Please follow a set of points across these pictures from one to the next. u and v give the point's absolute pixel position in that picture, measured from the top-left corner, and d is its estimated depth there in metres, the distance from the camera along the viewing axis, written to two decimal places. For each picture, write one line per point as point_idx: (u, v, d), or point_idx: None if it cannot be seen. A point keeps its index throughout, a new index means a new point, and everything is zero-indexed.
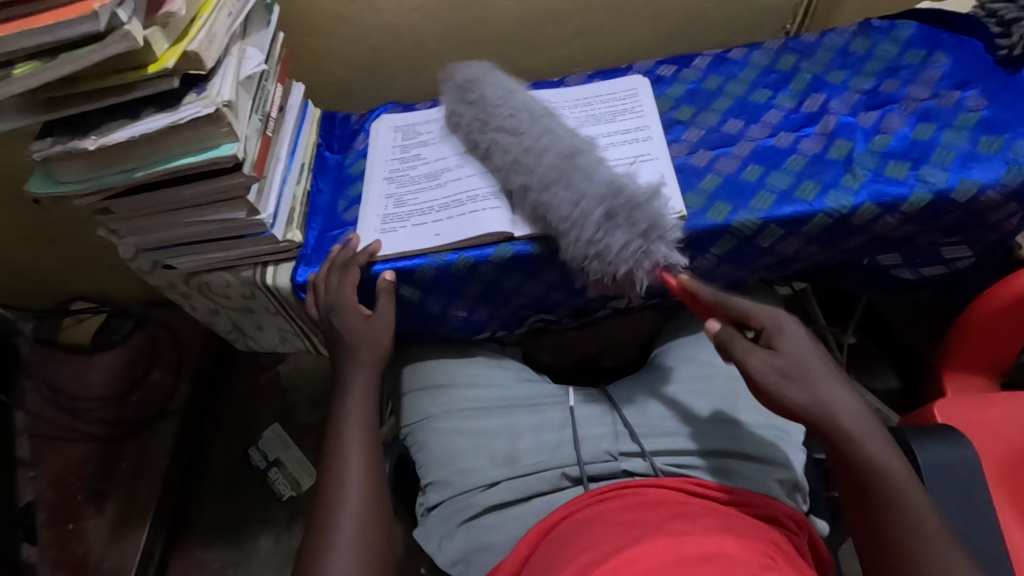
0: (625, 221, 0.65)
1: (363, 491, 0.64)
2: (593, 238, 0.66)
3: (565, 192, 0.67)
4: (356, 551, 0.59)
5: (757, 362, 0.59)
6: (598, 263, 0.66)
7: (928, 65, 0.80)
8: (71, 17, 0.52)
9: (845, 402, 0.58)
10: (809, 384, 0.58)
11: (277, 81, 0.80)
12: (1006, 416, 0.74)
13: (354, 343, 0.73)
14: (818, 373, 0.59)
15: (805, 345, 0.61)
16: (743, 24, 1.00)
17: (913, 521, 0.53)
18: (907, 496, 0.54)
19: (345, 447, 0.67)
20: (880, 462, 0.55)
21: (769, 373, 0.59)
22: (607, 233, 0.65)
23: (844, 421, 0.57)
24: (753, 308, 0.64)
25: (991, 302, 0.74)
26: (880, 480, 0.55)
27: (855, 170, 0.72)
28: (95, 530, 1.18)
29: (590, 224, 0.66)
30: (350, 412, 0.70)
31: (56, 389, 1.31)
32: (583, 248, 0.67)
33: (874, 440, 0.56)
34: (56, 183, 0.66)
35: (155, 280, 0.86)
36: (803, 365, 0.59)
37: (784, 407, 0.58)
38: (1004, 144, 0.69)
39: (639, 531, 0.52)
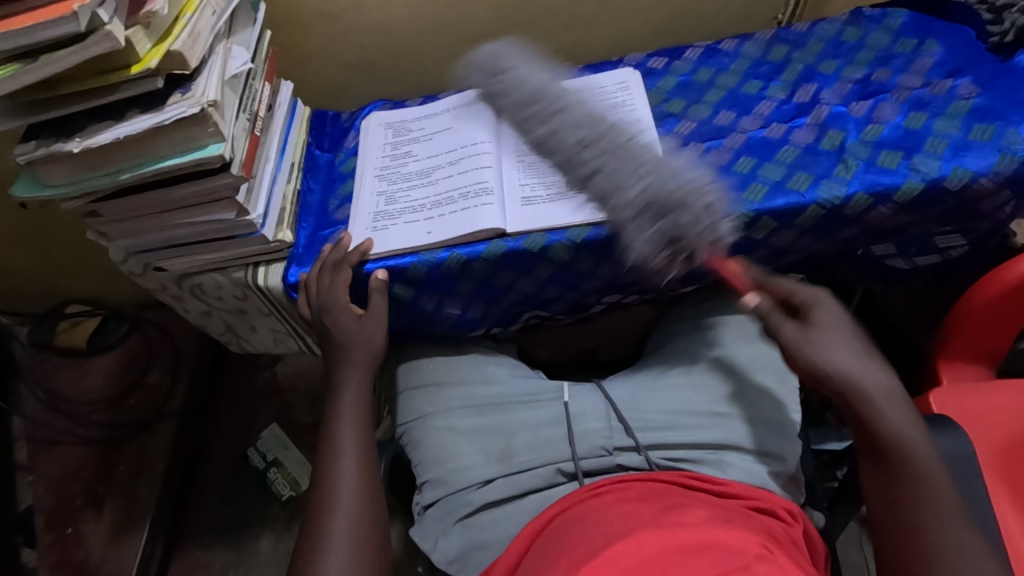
0: (716, 187, 0.68)
1: (357, 490, 0.64)
2: (685, 185, 0.66)
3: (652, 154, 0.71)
4: (349, 551, 0.59)
5: (784, 328, 0.64)
6: (684, 213, 0.65)
7: (920, 53, 0.79)
8: (48, 17, 0.51)
9: (873, 376, 0.59)
10: (832, 351, 0.61)
11: (264, 80, 0.79)
12: (1000, 406, 0.74)
13: (348, 344, 0.73)
14: (843, 345, 0.61)
15: (837, 319, 0.63)
16: (733, 15, 1.00)
17: (928, 495, 0.54)
18: (923, 469, 0.55)
19: (339, 446, 0.67)
20: (903, 435, 0.56)
21: (798, 337, 0.62)
22: (693, 185, 0.67)
23: (869, 391, 0.58)
24: (796, 285, 0.66)
25: (987, 290, 0.74)
26: (898, 449, 0.56)
27: (848, 160, 0.71)
28: (95, 533, 1.17)
29: (684, 179, 0.67)
30: (343, 411, 0.69)
31: (53, 393, 1.30)
32: (669, 194, 0.65)
33: (898, 412, 0.58)
34: (42, 187, 0.66)
35: (147, 283, 0.86)
36: (830, 339, 0.61)
37: (805, 367, 0.61)
38: (996, 132, 0.68)
39: (634, 524, 0.52)
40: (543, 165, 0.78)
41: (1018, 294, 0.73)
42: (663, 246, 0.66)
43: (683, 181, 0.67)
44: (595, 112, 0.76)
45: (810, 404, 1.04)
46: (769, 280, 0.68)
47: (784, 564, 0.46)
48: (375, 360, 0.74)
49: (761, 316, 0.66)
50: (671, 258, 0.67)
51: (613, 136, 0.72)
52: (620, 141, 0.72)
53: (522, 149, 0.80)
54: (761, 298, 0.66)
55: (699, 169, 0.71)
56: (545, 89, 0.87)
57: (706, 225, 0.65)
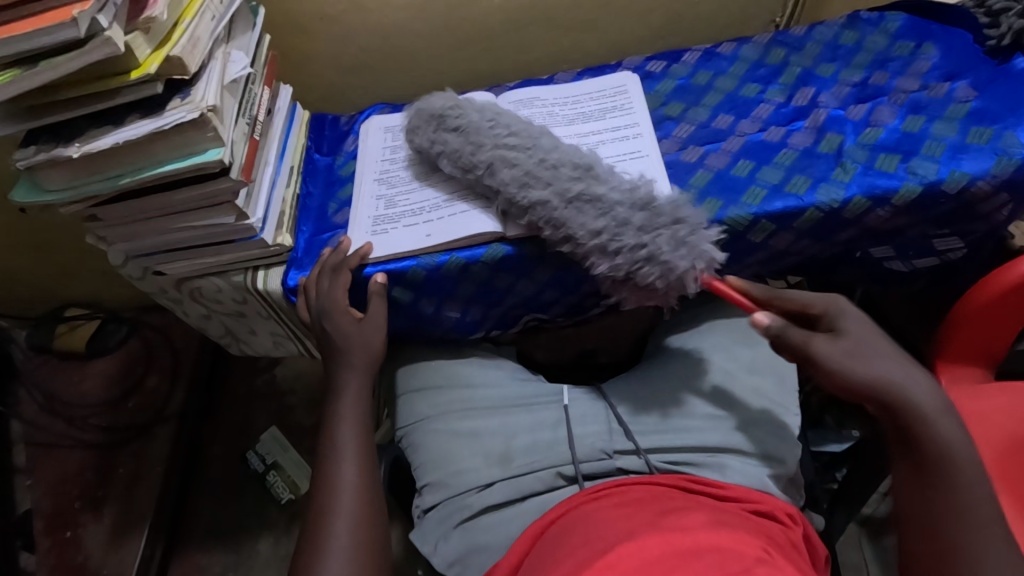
0: (673, 219, 0.64)
1: (358, 493, 0.64)
2: (638, 221, 0.64)
3: (598, 199, 0.66)
4: (349, 555, 0.59)
5: (818, 343, 0.62)
6: (647, 268, 0.64)
7: (917, 57, 0.79)
8: (49, 23, 0.51)
9: (922, 384, 0.60)
10: (883, 357, 0.61)
11: (264, 84, 0.80)
12: (998, 407, 0.75)
13: (349, 346, 0.73)
14: (890, 350, 0.61)
15: (867, 329, 0.63)
16: (731, 18, 1.00)
17: (974, 503, 0.55)
18: (969, 478, 0.56)
19: (339, 449, 0.67)
20: (951, 445, 0.57)
21: (835, 351, 0.62)
22: (643, 234, 0.64)
23: (918, 400, 0.59)
24: (811, 297, 0.65)
25: (986, 291, 0.74)
26: (942, 458, 0.57)
27: (846, 163, 0.71)
28: (94, 536, 1.17)
29: (626, 230, 0.64)
30: (344, 415, 0.69)
31: (51, 396, 1.30)
32: (629, 253, 0.64)
33: (946, 421, 0.58)
34: (41, 191, 0.66)
35: (146, 286, 0.86)
36: (865, 347, 0.62)
37: (840, 379, 0.61)
38: (993, 135, 0.69)
39: (635, 527, 0.52)
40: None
41: (1017, 295, 0.73)
42: (637, 291, 0.68)
43: (632, 233, 0.64)
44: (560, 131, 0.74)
45: (809, 406, 1.04)
46: (778, 295, 0.67)
47: (784, 567, 0.46)
48: (375, 363, 0.74)
49: (774, 335, 0.64)
50: (648, 297, 0.69)
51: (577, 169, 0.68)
52: (578, 172, 0.68)
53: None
54: (771, 316, 0.64)
55: (650, 201, 0.66)
56: (544, 91, 0.87)
57: (668, 274, 0.64)
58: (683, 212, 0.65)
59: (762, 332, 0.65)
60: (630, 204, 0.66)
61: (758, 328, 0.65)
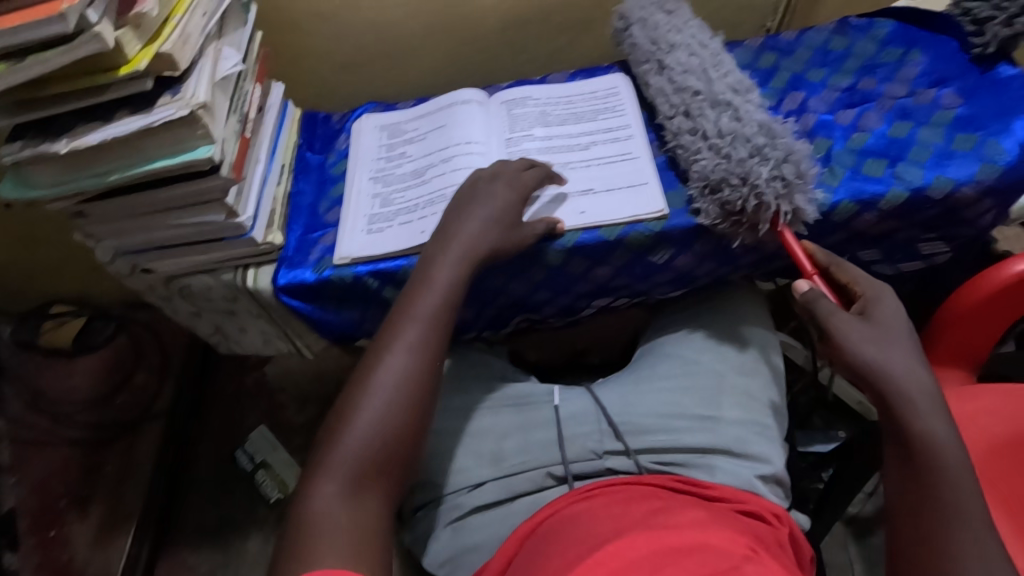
0: (778, 154, 0.67)
1: (403, 383, 0.57)
2: (741, 153, 0.67)
3: (729, 120, 0.71)
4: (371, 440, 0.54)
5: (852, 327, 0.63)
6: (734, 187, 0.67)
7: (905, 63, 0.80)
8: (37, 18, 0.50)
9: (917, 380, 0.61)
10: (886, 350, 0.62)
11: (255, 81, 0.79)
12: (982, 407, 0.76)
13: (451, 238, 0.67)
14: (892, 344, 0.63)
15: (899, 316, 0.65)
16: (723, 21, 1.01)
17: (955, 499, 0.56)
18: (954, 478, 0.57)
19: (402, 333, 0.60)
20: (937, 441, 0.59)
21: (857, 327, 0.64)
22: (760, 158, 0.67)
23: (912, 394, 0.60)
24: (860, 275, 0.68)
25: (971, 294, 0.75)
26: (931, 455, 0.58)
27: (835, 168, 0.72)
28: (80, 535, 1.16)
29: (745, 150, 0.68)
30: (420, 309, 0.62)
31: (38, 393, 1.29)
32: (727, 168, 0.67)
33: (937, 419, 0.60)
34: (28, 188, 0.65)
35: (134, 284, 0.84)
36: (887, 334, 0.63)
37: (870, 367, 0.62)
38: (978, 141, 0.70)
39: (623, 526, 0.52)
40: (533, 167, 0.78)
41: (1002, 298, 0.75)
42: (722, 214, 0.69)
43: (741, 152, 0.68)
44: (700, 67, 0.76)
45: (797, 405, 1.05)
46: (836, 263, 0.70)
47: (768, 563, 0.47)
48: (473, 263, 0.66)
49: (809, 303, 0.66)
50: (734, 226, 0.70)
51: (704, 107, 0.73)
52: (699, 111, 0.73)
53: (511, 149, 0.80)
54: (812, 285, 0.68)
55: (775, 129, 0.69)
56: (536, 92, 0.87)
57: (762, 196, 0.66)
58: (790, 145, 0.68)
59: (801, 299, 0.68)
60: (755, 128, 0.69)
61: (795, 294, 0.68)
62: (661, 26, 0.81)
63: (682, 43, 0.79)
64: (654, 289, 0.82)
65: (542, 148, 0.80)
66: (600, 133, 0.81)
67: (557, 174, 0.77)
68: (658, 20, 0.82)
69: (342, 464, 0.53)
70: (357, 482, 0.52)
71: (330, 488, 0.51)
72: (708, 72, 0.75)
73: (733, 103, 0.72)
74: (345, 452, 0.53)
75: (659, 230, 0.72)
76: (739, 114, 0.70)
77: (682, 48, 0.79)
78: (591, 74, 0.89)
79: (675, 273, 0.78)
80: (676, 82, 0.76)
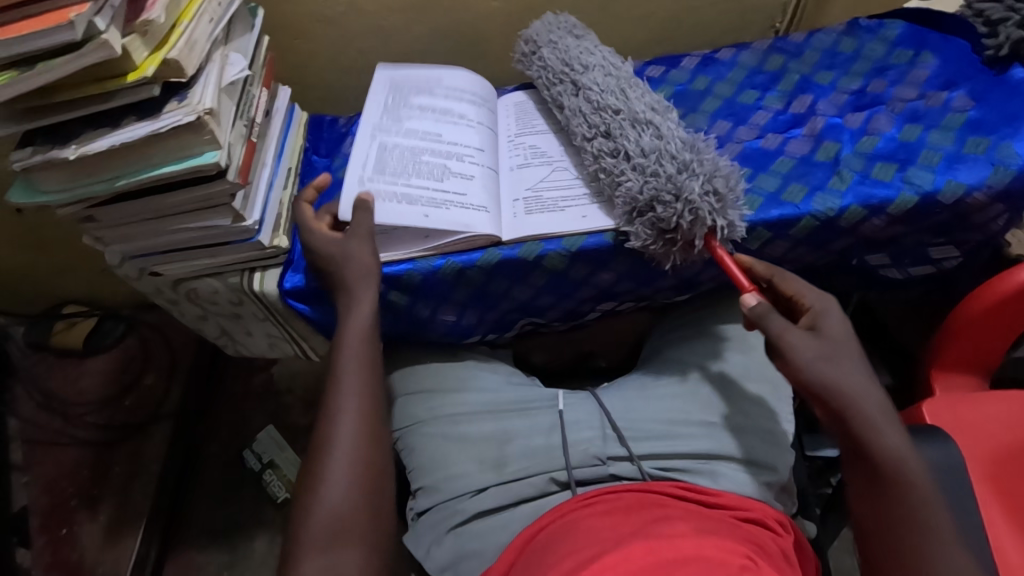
0: (703, 170, 0.67)
1: (358, 438, 0.61)
2: (671, 170, 0.66)
3: (651, 137, 0.70)
4: (342, 498, 0.57)
5: (800, 339, 0.62)
6: (668, 204, 0.65)
7: (916, 65, 0.79)
8: (46, 27, 0.51)
9: (871, 396, 0.60)
10: (841, 369, 0.60)
11: (262, 86, 0.79)
12: (997, 416, 0.74)
13: (362, 284, 0.69)
14: (846, 364, 0.61)
15: (847, 331, 0.63)
16: (731, 23, 1.00)
17: (923, 515, 0.55)
18: (919, 491, 0.56)
19: (339, 392, 0.64)
20: (900, 455, 0.57)
21: (813, 350, 0.61)
22: (689, 173, 0.67)
23: (868, 410, 0.59)
24: (804, 288, 0.67)
25: (980, 301, 0.74)
26: (896, 471, 0.57)
27: (752, 195, 0.72)
28: (89, 534, 1.17)
29: (672, 166, 0.67)
30: (344, 371, 0.65)
31: (48, 393, 1.30)
32: (658, 185, 0.66)
33: (896, 433, 0.58)
34: (38, 192, 0.66)
35: (142, 287, 0.85)
36: (840, 352, 0.61)
37: (819, 383, 0.60)
38: (990, 145, 0.69)
39: (622, 535, 0.52)
40: (419, 184, 0.75)
41: (1014, 304, 0.73)
42: (655, 234, 0.68)
43: (670, 166, 0.67)
44: (613, 86, 0.76)
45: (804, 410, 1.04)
46: (778, 274, 0.68)
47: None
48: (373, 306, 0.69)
49: (759, 319, 0.63)
50: (667, 244, 0.69)
51: (621, 124, 0.72)
52: (618, 130, 0.72)
53: (383, 170, 0.76)
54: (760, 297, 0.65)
55: (699, 146, 0.69)
56: (375, 111, 0.83)
57: (697, 210, 0.65)
58: (716, 161, 0.68)
59: (748, 314, 0.65)
60: (679, 145, 0.69)
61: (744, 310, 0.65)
62: (572, 48, 0.81)
63: (597, 63, 0.79)
64: (658, 294, 0.82)
65: (411, 161, 0.77)
66: None
67: (444, 178, 0.75)
68: (564, 44, 0.82)
69: (318, 527, 0.56)
70: (333, 541, 0.55)
71: (312, 558, 0.54)
72: (625, 91, 0.75)
73: (653, 120, 0.71)
74: (322, 517, 0.56)
75: None
76: (661, 132, 0.70)
77: (596, 66, 0.78)
78: (422, 72, 0.89)
79: (680, 277, 0.78)
80: (593, 100, 0.75)
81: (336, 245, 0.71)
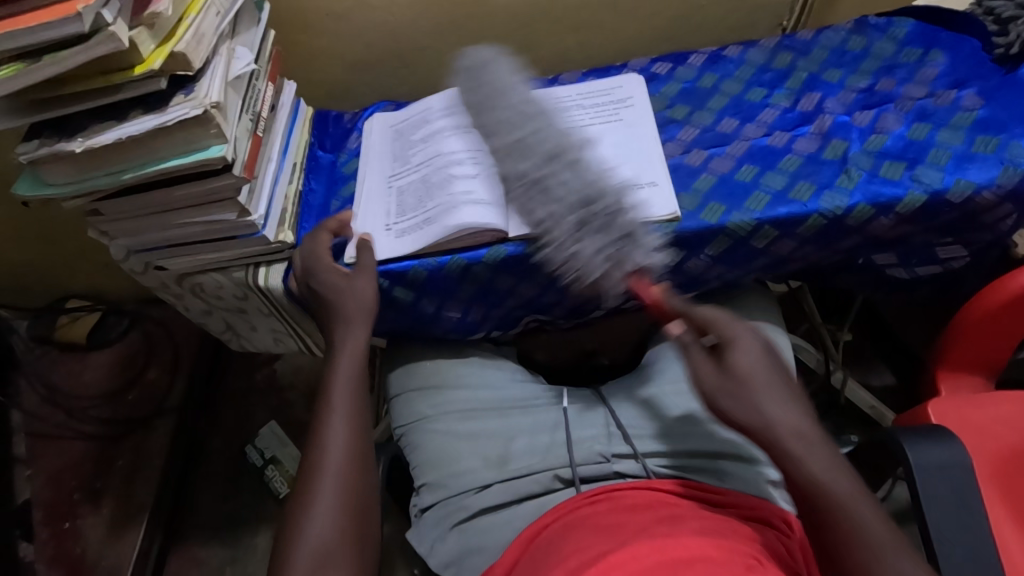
0: (598, 230, 0.68)
1: (342, 468, 0.59)
2: (564, 236, 0.69)
3: (545, 194, 0.70)
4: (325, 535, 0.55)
5: (702, 372, 0.58)
6: (569, 270, 0.70)
7: (925, 64, 0.79)
8: (54, 19, 0.51)
9: (786, 422, 0.54)
10: (746, 400, 0.55)
11: (268, 80, 0.79)
12: (1002, 418, 0.73)
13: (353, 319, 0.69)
14: (756, 392, 0.55)
15: (756, 356, 0.57)
16: (739, 20, 1.00)
17: (861, 544, 0.49)
18: (855, 517, 0.50)
19: (329, 419, 0.62)
20: (821, 482, 0.51)
21: (717, 385, 0.57)
22: (584, 235, 0.68)
23: (780, 438, 0.53)
24: (715, 315, 0.61)
25: (987, 301, 0.74)
26: (825, 499, 0.51)
27: (760, 192, 0.72)
28: (92, 527, 1.17)
29: (564, 231, 0.69)
30: (336, 400, 0.64)
31: (51, 387, 1.30)
32: (557, 252, 0.70)
33: (818, 459, 0.52)
34: (44, 185, 0.66)
35: (147, 281, 0.85)
36: (748, 382, 0.56)
37: (723, 418, 0.57)
38: (1000, 144, 0.68)
39: (628, 534, 0.51)
40: (433, 207, 0.76)
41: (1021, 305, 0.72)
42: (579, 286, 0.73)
43: (566, 227, 0.69)
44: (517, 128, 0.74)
45: None
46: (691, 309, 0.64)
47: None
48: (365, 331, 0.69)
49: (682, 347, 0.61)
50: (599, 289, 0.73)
51: (522, 176, 0.72)
52: (518, 187, 0.72)
53: (403, 211, 0.78)
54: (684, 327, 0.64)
55: (595, 195, 0.68)
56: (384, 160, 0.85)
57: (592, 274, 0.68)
58: (613, 213, 0.68)
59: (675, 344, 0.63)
60: (573, 201, 0.69)
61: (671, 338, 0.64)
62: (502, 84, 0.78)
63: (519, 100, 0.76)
64: None
65: (424, 192, 0.78)
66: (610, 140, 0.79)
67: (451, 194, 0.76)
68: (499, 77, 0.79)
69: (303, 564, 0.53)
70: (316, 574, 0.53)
71: None
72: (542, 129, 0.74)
73: (547, 172, 0.70)
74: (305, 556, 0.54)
75: (670, 232, 0.72)
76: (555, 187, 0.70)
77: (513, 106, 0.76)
78: (414, 107, 0.89)
79: (686, 275, 0.77)
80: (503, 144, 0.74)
81: (341, 282, 0.71)
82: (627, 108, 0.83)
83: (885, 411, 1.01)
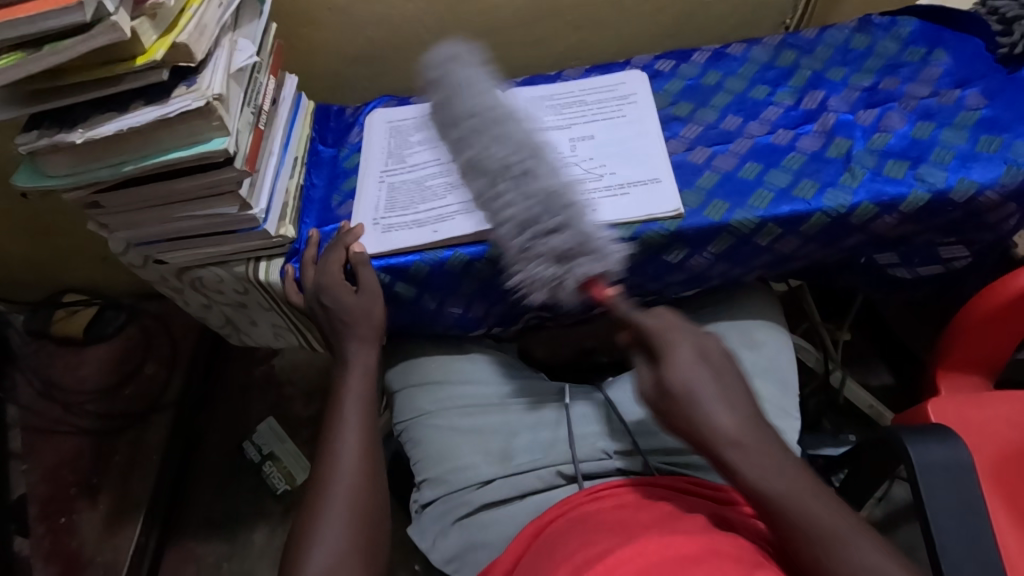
0: (537, 248, 0.64)
1: (354, 477, 0.60)
2: (513, 250, 0.65)
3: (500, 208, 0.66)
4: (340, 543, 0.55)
5: (643, 384, 0.55)
6: (533, 287, 0.66)
7: (928, 63, 0.79)
8: (55, 7, 0.50)
9: (725, 429, 0.50)
10: (691, 412, 0.51)
11: (270, 74, 0.79)
12: (1003, 417, 0.74)
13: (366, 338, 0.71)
14: (698, 400, 0.51)
15: (692, 366, 0.53)
16: (742, 17, 1.00)
17: (807, 532, 0.48)
18: (808, 509, 0.48)
19: (340, 430, 0.63)
20: (762, 483, 0.49)
21: (657, 397, 0.54)
22: (539, 247, 0.64)
23: (714, 445, 0.50)
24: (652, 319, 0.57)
25: (989, 301, 0.74)
26: (767, 500, 0.49)
27: (763, 190, 0.72)
28: (89, 522, 1.17)
29: (513, 245, 0.66)
30: (347, 413, 0.65)
31: (48, 381, 1.30)
32: (523, 266, 0.66)
33: (757, 458, 0.49)
34: (44, 176, 0.65)
35: (147, 274, 0.85)
36: (691, 392, 0.52)
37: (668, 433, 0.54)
38: (1003, 143, 0.69)
39: (634, 531, 0.51)
40: (427, 208, 0.76)
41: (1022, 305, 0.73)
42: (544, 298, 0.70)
43: (513, 246, 0.66)
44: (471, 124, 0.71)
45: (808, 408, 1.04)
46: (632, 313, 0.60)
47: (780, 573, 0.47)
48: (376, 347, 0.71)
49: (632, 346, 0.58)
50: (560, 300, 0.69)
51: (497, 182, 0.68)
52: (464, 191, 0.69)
53: (393, 206, 0.78)
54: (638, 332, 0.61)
55: (528, 216, 0.64)
56: (380, 156, 0.84)
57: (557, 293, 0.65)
58: (543, 225, 0.63)
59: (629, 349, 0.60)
60: (513, 224, 0.65)
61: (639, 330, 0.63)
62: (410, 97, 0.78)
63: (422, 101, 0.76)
64: (667, 290, 0.81)
65: (417, 190, 0.78)
66: (613, 135, 0.79)
67: (448, 196, 0.77)
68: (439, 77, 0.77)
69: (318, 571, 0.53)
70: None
71: None
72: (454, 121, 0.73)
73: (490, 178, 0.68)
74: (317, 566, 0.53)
75: (674, 229, 0.71)
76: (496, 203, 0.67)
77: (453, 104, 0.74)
78: (416, 108, 0.88)
79: (689, 272, 0.77)
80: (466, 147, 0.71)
81: (346, 297, 0.71)
82: (630, 105, 0.83)
83: (885, 410, 1.02)
